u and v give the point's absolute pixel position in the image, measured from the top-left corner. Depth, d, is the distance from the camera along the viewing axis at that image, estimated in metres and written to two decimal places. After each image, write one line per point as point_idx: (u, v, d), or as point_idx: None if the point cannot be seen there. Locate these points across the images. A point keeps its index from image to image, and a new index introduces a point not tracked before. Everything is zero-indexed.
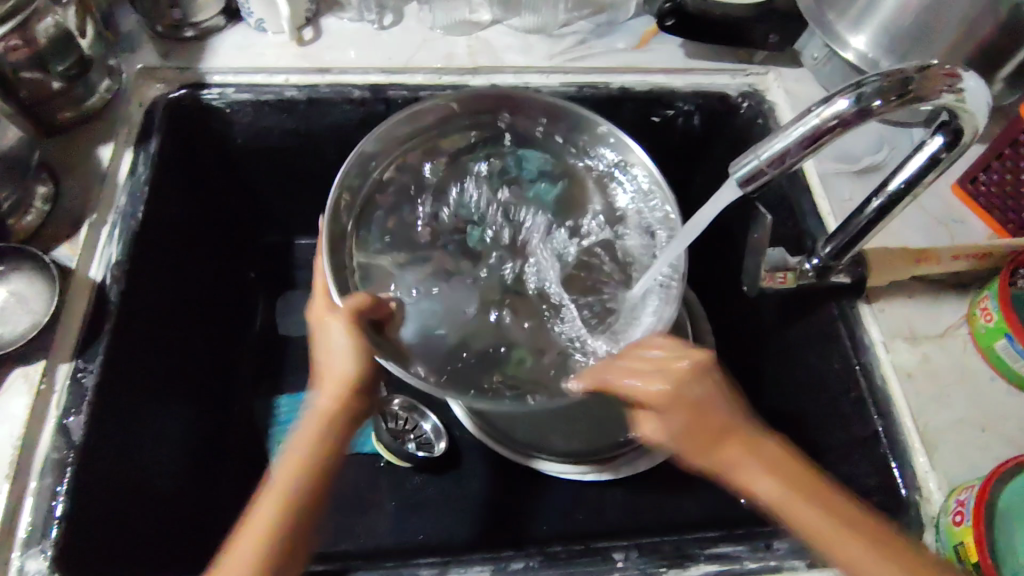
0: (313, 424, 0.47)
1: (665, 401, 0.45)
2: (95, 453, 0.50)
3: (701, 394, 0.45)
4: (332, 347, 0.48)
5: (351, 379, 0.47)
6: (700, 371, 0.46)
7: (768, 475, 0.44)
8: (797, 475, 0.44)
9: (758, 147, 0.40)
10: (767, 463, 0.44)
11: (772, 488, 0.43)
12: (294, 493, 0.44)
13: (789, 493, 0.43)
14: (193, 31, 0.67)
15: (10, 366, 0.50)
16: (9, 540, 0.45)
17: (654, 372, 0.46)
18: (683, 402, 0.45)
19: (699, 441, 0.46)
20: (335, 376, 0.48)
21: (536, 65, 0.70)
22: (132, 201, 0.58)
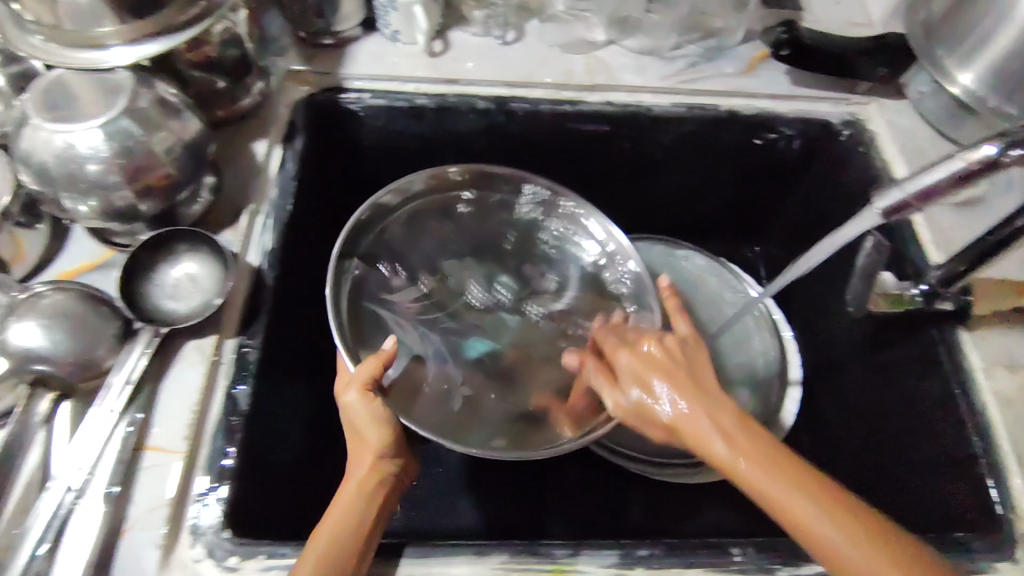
0: (352, 495, 0.50)
1: (632, 359, 0.54)
2: (255, 420, 0.55)
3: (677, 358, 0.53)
4: (358, 423, 0.53)
5: (380, 450, 0.52)
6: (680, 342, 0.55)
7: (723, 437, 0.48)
8: (745, 433, 0.48)
9: (906, 181, 0.44)
10: (726, 433, 0.48)
11: (721, 448, 0.48)
12: (341, 553, 0.46)
13: (733, 450, 0.48)
14: (333, 39, 0.72)
15: (184, 338, 0.55)
16: (185, 494, 0.50)
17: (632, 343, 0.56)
18: (647, 361, 0.53)
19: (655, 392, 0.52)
20: (371, 451, 0.53)
21: (649, 85, 0.74)
22: (283, 194, 0.63)
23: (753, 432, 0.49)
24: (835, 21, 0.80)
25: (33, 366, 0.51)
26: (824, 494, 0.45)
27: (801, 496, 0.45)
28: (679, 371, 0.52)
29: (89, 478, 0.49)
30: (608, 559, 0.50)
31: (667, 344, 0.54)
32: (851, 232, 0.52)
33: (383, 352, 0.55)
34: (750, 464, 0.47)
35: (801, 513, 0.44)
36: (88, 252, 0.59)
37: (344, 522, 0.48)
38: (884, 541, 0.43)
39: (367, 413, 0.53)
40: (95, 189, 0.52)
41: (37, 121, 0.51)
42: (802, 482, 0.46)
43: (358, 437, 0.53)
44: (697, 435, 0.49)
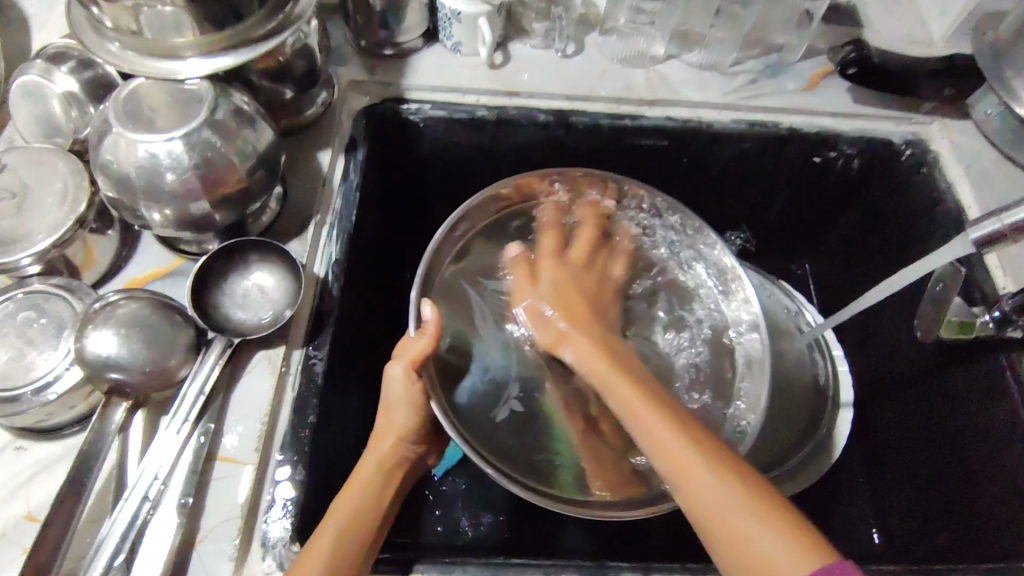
0: (372, 471, 0.53)
1: (556, 256, 0.62)
2: (321, 431, 0.55)
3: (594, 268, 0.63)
4: (391, 408, 0.55)
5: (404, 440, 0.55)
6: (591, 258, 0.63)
7: (583, 331, 0.56)
8: (639, 383, 0.51)
9: (1003, 212, 0.43)
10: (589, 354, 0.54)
11: (602, 368, 0.52)
12: (362, 540, 0.48)
13: (616, 392, 0.51)
14: (394, 49, 0.72)
15: (254, 349, 0.56)
16: (256, 505, 0.50)
17: (557, 240, 0.63)
18: (568, 269, 0.61)
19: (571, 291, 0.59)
20: (396, 433, 0.55)
21: (710, 101, 0.73)
22: (347, 204, 0.63)
23: (652, 394, 0.49)
24: (897, 39, 0.79)
25: (108, 375, 0.50)
26: (695, 435, 0.46)
27: (682, 446, 0.45)
28: (592, 296, 0.60)
29: (163, 489, 0.48)
30: None
31: (589, 268, 0.62)
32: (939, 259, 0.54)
33: (431, 326, 0.53)
34: (642, 411, 0.48)
35: (642, 415, 0.48)
36: (158, 257, 0.60)
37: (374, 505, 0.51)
38: (755, 504, 0.42)
39: (405, 395, 0.54)
40: (173, 199, 0.53)
41: (120, 130, 0.52)
42: (687, 435, 0.45)
43: (387, 419, 0.55)
44: (581, 354, 0.54)
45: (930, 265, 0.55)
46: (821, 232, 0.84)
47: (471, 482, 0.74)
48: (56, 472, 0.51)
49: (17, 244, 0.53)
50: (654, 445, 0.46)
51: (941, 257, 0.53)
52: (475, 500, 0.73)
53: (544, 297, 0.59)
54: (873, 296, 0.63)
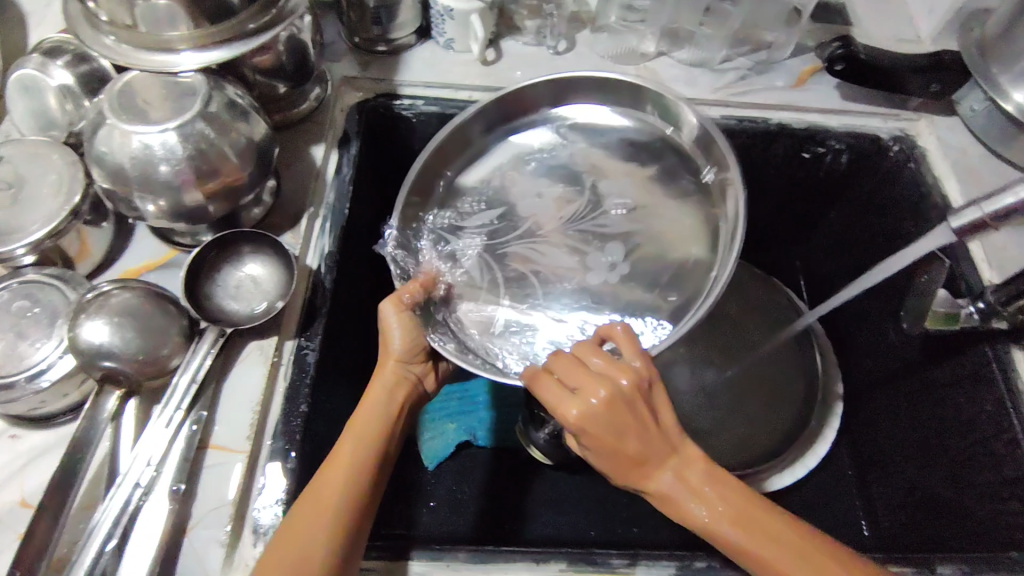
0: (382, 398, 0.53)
1: (585, 425, 0.45)
2: (312, 421, 0.55)
3: (636, 448, 0.45)
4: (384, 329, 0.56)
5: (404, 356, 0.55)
6: (609, 439, 0.45)
7: (605, 439, 0.45)
8: (749, 513, 0.44)
9: (983, 201, 0.44)
10: (624, 452, 0.45)
11: (611, 463, 0.46)
12: (366, 467, 0.48)
13: (740, 534, 0.44)
14: (387, 46, 0.73)
15: (247, 339, 0.56)
16: (247, 493, 0.50)
17: (578, 392, 0.46)
18: (604, 421, 0.44)
19: (619, 450, 0.45)
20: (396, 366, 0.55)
21: (700, 98, 0.74)
22: (339, 198, 0.64)
23: (748, 499, 0.45)
24: (885, 37, 0.80)
25: (101, 363, 0.50)
26: (743, 509, 0.44)
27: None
28: (640, 434, 0.45)
29: (155, 476, 0.49)
30: (666, 569, 0.50)
31: (619, 398, 0.45)
32: (913, 254, 0.55)
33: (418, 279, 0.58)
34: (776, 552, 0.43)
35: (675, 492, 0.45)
36: (151, 249, 0.60)
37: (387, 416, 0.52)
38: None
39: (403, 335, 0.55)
40: (166, 190, 0.53)
41: (114, 122, 0.52)
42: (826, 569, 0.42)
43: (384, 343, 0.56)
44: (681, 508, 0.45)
45: (908, 257, 0.56)
46: (809, 228, 0.86)
47: (464, 473, 0.74)
48: (49, 461, 0.51)
49: (11, 235, 0.54)
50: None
51: (914, 251, 0.55)
52: (467, 493, 0.73)
53: (593, 457, 0.47)
54: (853, 287, 0.63)
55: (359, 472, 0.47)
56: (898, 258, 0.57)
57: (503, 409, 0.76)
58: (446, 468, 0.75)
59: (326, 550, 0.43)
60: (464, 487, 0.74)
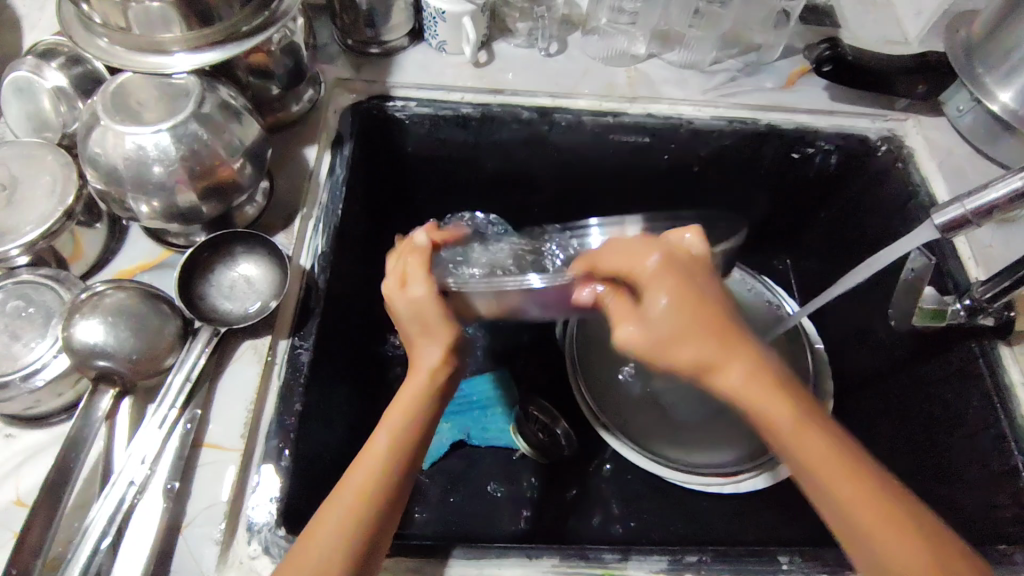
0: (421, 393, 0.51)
1: (659, 275, 0.45)
2: (307, 419, 0.55)
3: (693, 323, 0.43)
4: (401, 307, 0.53)
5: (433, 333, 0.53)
6: (682, 316, 0.43)
7: (677, 289, 0.44)
8: (822, 449, 0.42)
9: (965, 198, 0.45)
10: (691, 309, 0.43)
11: (687, 322, 0.43)
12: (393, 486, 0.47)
13: (810, 455, 0.42)
14: (380, 48, 0.73)
15: (241, 339, 0.56)
16: (242, 491, 0.51)
17: (639, 256, 0.47)
18: (678, 279, 0.45)
19: (699, 320, 0.43)
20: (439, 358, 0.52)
21: (691, 99, 0.75)
22: (333, 198, 0.64)
23: (833, 451, 0.42)
24: (873, 39, 0.81)
25: (95, 362, 0.50)
26: (821, 453, 0.42)
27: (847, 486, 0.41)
28: (716, 317, 0.44)
29: (150, 474, 0.49)
30: (657, 564, 0.50)
31: (681, 256, 0.47)
32: (893, 253, 0.56)
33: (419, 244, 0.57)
34: (811, 454, 0.42)
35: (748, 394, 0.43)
36: (145, 250, 0.61)
37: (407, 407, 0.49)
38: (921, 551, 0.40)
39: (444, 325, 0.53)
40: (160, 190, 0.53)
41: (108, 123, 0.53)
42: (855, 481, 0.41)
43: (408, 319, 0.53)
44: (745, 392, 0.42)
45: (892, 254, 0.57)
46: (799, 228, 0.86)
47: (458, 472, 0.75)
48: (44, 460, 0.51)
49: (6, 236, 0.54)
50: (819, 476, 0.42)
51: (894, 250, 0.56)
52: (461, 492, 0.73)
53: (659, 323, 0.44)
54: (841, 284, 0.64)
55: (386, 481, 0.46)
56: (883, 256, 0.58)
57: (497, 409, 0.76)
58: (440, 468, 0.75)
59: (337, 560, 0.43)
60: (458, 486, 0.74)
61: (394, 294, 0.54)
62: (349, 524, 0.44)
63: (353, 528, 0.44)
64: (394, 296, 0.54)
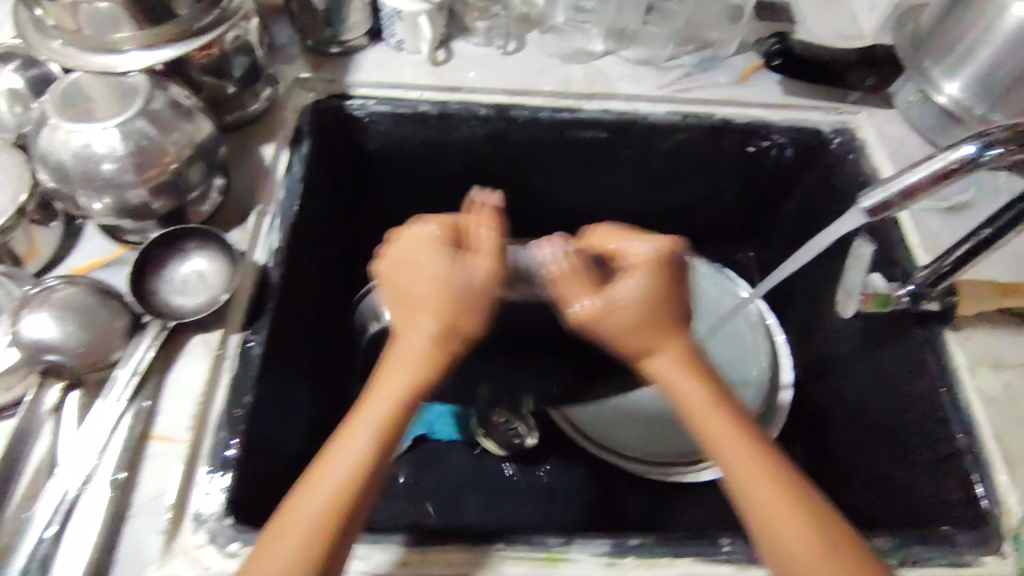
0: (417, 371, 0.45)
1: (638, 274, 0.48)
2: (258, 412, 0.56)
3: (653, 321, 0.47)
4: (421, 266, 0.48)
5: (444, 309, 0.46)
6: (657, 305, 0.47)
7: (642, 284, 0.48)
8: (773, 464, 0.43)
9: (889, 181, 0.46)
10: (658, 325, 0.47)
11: (641, 320, 0.47)
12: (359, 486, 0.41)
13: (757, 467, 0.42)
14: (340, 48, 0.75)
15: (192, 332, 0.57)
16: (190, 482, 0.51)
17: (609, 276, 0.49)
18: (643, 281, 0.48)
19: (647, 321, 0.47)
20: (417, 335, 0.46)
21: (646, 94, 0.76)
22: (289, 195, 0.65)
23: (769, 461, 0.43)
24: (828, 35, 0.83)
25: (42, 357, 0.52)
26: (777, 466, 0.43)
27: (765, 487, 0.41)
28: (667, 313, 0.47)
29: (96, 465, 0.50)
30: (601, 547, 0.51)
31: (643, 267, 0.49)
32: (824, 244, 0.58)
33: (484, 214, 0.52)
34: (724, 429, 0.44)
35: (692, 399, 0.45)
36: (99, 248, 0.61)
37: (379, 427, 0.43)
38: (827, 545, 0.39)
39: (436, 277, 0.47)
40: (109, 186, 0.54)
41: (57, 122, 0.54)
42: (765, 457, 0.43)
43: (420, 288, 0.47)
44: (670, 376, 0.46)
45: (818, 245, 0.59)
46: (762, 223, 0.88)
47: (420, 467, 0.75)
48: None
49: None
50: (735, 466, 0.43)
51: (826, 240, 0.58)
52: (422, 487, 0.74)
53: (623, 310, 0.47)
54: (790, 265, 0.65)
55: (347, 475, 0.41)
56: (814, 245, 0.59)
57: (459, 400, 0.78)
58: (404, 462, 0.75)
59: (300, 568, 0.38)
60: (421, 479, 0.75)
61: (426, 244, 0.49)
62: (314, 534, 0.39)
63: (313, 546, 0.39)
64: (427, 249, 0.48)
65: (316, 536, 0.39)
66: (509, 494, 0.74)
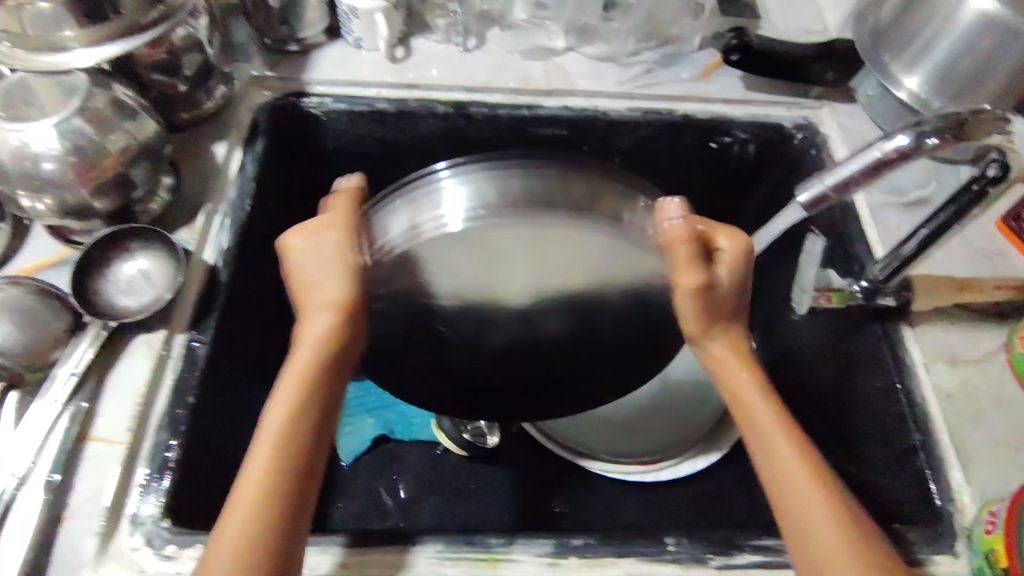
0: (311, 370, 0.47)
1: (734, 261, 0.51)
2: (201, 412, 0.55)
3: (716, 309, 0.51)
4: (309, 264, 0.48)
5: (338, 305, 0.48)
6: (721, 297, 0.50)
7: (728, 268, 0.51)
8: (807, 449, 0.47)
9: (824, 173, 0.45)
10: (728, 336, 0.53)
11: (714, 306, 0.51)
12: (280, 484, 0.43)
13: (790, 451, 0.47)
14: (298, 46, 0.74)
15: (135, 332, 0.56)
16: (127, 484, 0.50)
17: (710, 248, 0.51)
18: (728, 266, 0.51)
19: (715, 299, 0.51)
20: (320, 333, 0.48)
21: (606, 90, 0.75)
22: (241, 194, 0.65)
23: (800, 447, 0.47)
24: (792, 30, 0.82)
25: None
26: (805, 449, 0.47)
27: (781, 436, 0.48)
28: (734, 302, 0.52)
29: (32, 467, 0.49)
30: (543, 548, 0.50)
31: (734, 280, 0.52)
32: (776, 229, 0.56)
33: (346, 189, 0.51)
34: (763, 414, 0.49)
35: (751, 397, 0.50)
36: (47, 248, 0.61)
37: (283, 427, 0.45)
38: (839, 516, 0.44)
39: (312, 273, 0.48)
40: (49, 186, 0.54)
41: None
42: (800, 445, 0.47)
43: (322, 282, 0.48)
44: (722, 358, 0.52)
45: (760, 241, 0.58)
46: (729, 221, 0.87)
47: (380, 468, 0.75)
48: None
49: None
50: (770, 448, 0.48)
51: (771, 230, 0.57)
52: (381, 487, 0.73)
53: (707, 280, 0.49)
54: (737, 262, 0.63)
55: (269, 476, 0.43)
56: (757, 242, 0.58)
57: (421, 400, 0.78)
58: (365, 462, 0.75)
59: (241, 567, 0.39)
60: (381, 479, 0.74)
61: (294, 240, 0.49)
62: (249, 533, 0.40)
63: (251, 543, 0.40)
64: (303, 244, 0.49)
65: (251, 535, 0.40)
66: (469, 494, 0.74)
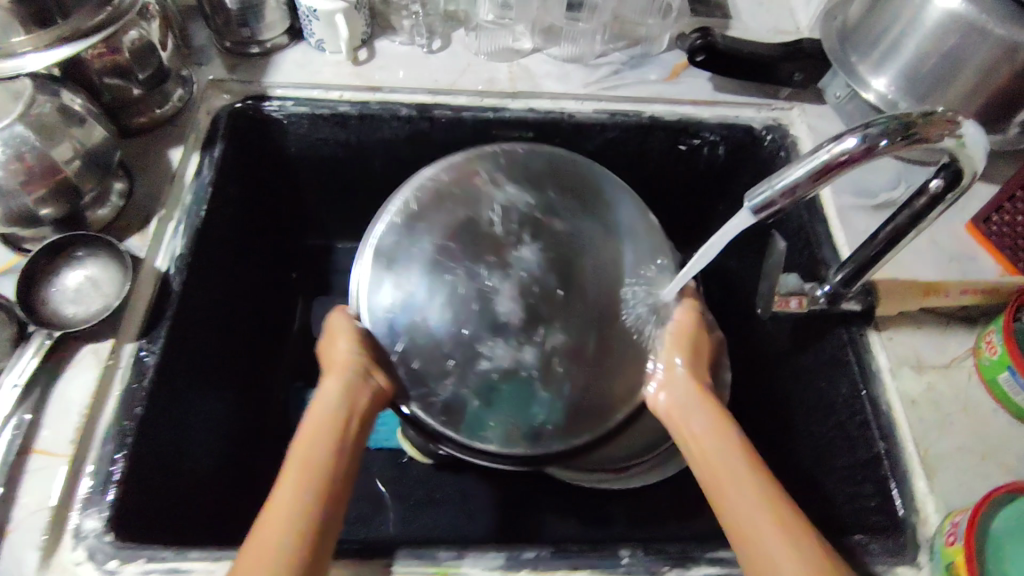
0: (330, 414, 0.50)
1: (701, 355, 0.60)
2: (150, 423, 0.54)
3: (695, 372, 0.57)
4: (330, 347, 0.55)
5: (347, 373, 0.53)
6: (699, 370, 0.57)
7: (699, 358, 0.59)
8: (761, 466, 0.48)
9: (772, 179, 0.44)
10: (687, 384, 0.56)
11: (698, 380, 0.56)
12: (308, 501, 0.44)
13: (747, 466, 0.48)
14: (259, 48, 0.73)
15: (82, 342, 0.55)
16: (69, 498, 0.49)
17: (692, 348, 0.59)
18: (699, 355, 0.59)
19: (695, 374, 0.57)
20: (337, 391, 0.52)
21: (571, 92, 0.74)
22: (196, 200, 0.64)
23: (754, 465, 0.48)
24: (762, 30, 0.81)
25: None
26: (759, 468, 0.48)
27: (730, 455, 0.49)
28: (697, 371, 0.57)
29: None
30: (493, 561, 0.49)
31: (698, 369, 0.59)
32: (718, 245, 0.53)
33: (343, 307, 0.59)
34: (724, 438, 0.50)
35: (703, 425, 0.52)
36: None
37: (308, 455, 0.47)
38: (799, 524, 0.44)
39: (337, 352, 0.55)
40: None
41: None
42: (754, 464, 0.48)
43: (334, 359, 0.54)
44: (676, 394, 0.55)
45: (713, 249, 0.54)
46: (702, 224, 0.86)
47: None
48: None
49: None
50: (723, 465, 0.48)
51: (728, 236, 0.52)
52: None
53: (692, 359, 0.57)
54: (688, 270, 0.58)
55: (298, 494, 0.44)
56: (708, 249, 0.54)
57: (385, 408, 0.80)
58: None
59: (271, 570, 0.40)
60: None
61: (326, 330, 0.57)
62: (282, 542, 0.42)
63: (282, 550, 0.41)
64: (329, 335, 0.57)
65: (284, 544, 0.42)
66: None
